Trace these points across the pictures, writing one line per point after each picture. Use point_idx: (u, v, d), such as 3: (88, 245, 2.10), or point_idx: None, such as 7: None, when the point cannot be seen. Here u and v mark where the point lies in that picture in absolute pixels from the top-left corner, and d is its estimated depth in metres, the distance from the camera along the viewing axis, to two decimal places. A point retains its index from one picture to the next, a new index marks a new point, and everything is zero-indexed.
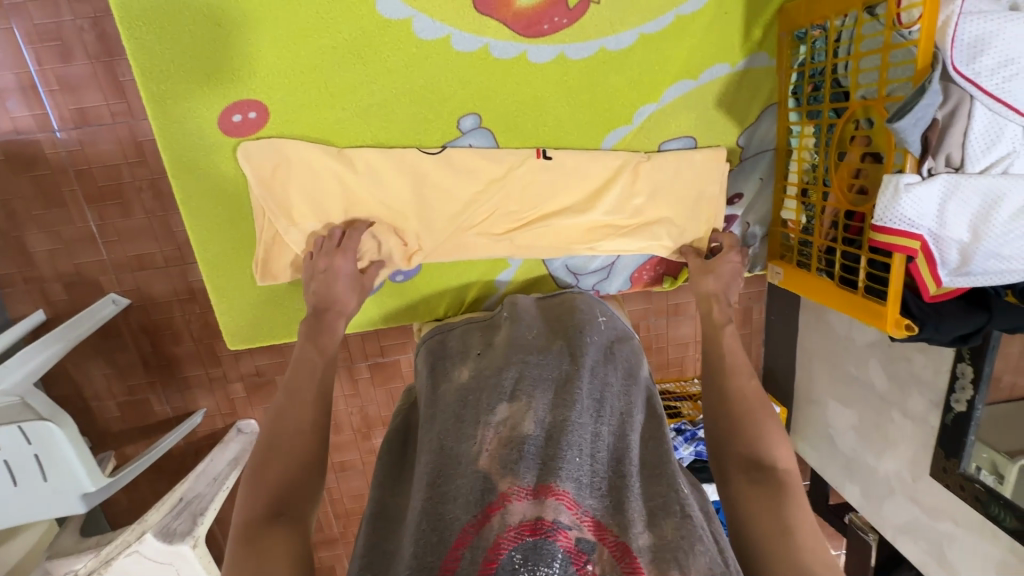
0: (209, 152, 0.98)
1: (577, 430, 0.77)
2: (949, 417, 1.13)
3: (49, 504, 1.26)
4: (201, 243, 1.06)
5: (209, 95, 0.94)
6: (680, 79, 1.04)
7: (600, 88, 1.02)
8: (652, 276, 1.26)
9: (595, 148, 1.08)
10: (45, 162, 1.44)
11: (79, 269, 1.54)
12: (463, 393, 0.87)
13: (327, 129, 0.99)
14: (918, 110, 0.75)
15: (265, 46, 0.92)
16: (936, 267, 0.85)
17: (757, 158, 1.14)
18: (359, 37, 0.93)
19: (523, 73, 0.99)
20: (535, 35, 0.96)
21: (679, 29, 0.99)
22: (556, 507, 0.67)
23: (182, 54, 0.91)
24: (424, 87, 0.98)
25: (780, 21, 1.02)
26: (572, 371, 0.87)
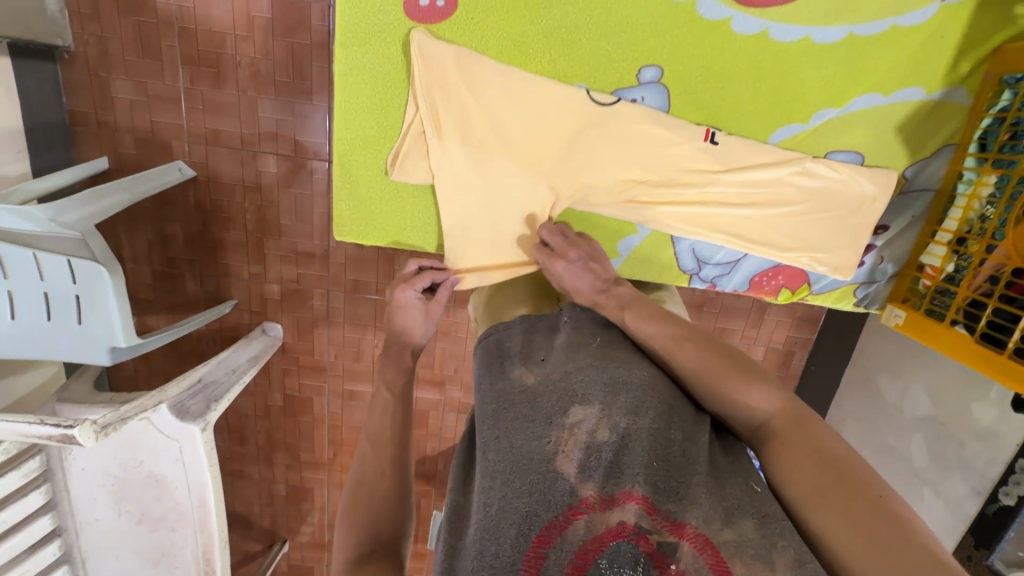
0: (384, 29, 0.95)
1: (649, 434, 0.72)
2: (991, 508, 1.11)
3: (73, 350, 1.21)
4: (342, 120, 1.03)
5: None
6: (871, 92, 1.00)
7: (791, 77, 0.99)
8: (770, 284, 1.21)
9: (755, 140, 1.04)
10: (153, 11, 1.39)
11: (155, 128, 1.50)
12: (530, 394, 0.81)
13: (510, 41, 0.96)
14: None
15: None
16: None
17: (918, 196, 1.10)
18: None
19: (720, 40, 0.96)
20: (746, 3, 0.92)
21: (892, 39, 0.95)
22: (636, 509, 0.66)
23: None
24: (618, 25, 0.95)
25: (990, 64, 0.96)
26: (640, 377, 0.79)
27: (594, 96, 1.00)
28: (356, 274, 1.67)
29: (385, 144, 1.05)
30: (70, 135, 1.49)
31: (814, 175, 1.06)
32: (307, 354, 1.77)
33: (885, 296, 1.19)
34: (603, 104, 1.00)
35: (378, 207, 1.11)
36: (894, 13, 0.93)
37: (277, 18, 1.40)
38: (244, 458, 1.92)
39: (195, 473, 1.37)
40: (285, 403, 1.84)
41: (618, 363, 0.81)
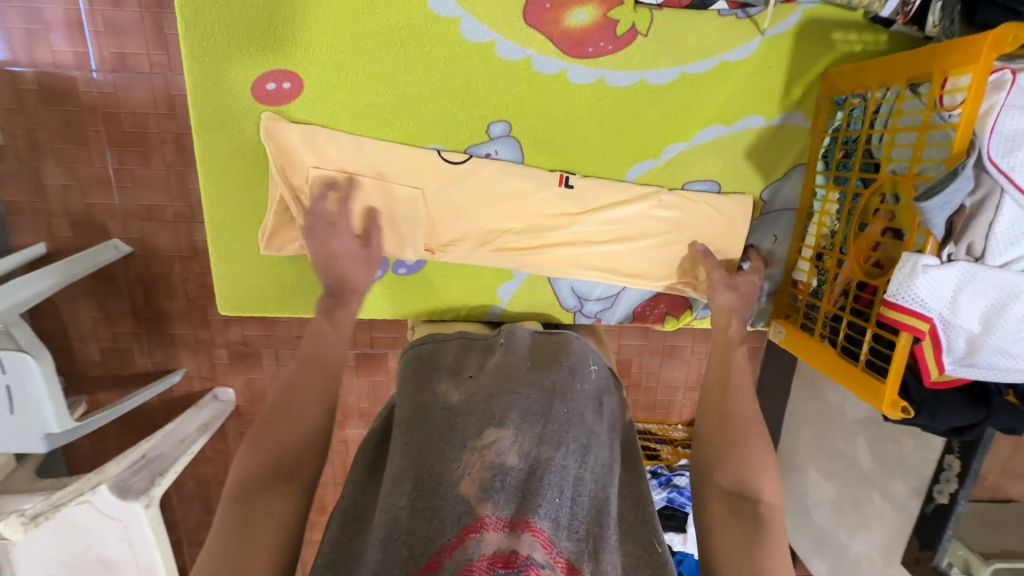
0: (237, 114, 0.95)
1: (560, 470, 0.68)
2: (930, 507, 1.11)
3: (8, 438, 1.22)
4: (213, 199, 1.01)
5: (247, 57, 0.92)
6: (714, 122, 1.00)
7: (635, 119, 0.99)
8: (654, 313, 1.18)
9: (614, 180, 1.04)
10: (76, 99, 1.44)
11: (90, 209, 1.53)
12: (451, 412, 0.74)
13: (358, 113, 0.96)
14: (946, 193, 0.70)
15: (309, 20, 0.90)
16: (942, 353, 0.77)
17: (780, 215, 1.09)
18: (404, 28, 0.91)
19: (558, 91, 0.96)
20: (578, 55, 0.94)
21: (722, 73, 0.96)
22: (533, 543, 0.59)
23: (227, 16, 0.89)
24: (459, 87, 0.96)
25: (821, 85, 0.98)
26: (565, 410, 0.76)
27: (447, 156, 1.00)
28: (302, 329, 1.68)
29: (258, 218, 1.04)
30: (6, 223, 1.52)
31: (671, 207, 1.05)
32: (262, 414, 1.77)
33: (769, 312, 1.13)
34: (454, 162, 1.00)
35: (254, 276, 1.09)
36: (718, 48, 0.94)
37: None
38: (212, 526, 1.89)
39: (143, 551, 1.36)
40: None
41: (545, 391, 0.77)
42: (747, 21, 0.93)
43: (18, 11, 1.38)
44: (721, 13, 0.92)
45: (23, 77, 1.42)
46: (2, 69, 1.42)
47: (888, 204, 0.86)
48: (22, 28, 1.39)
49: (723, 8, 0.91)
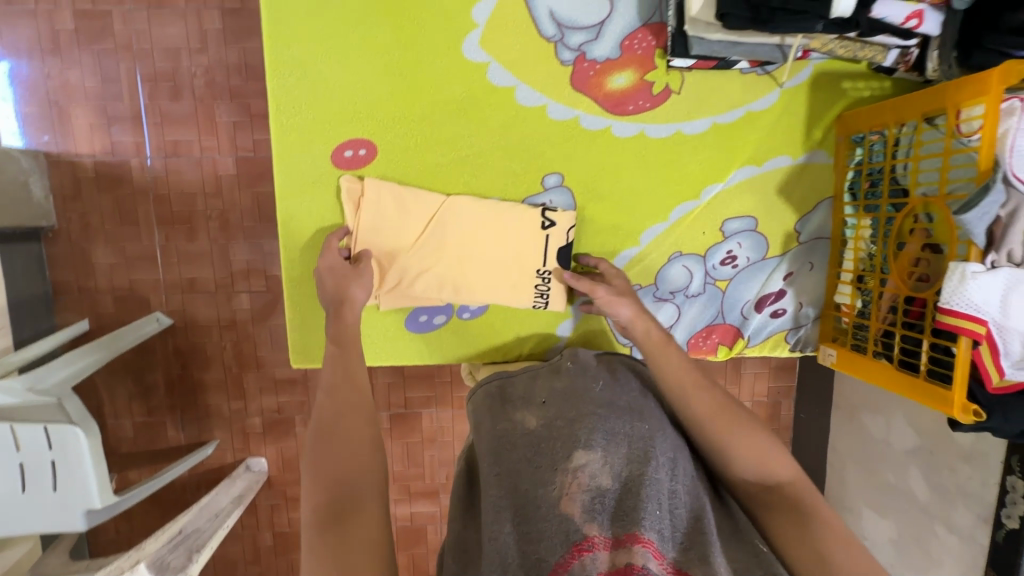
0: (314, 185, 0.91)
1: (656, 481, 0.70)
2: (1001, 534, 1.07)
3: (51, 516, 1.20)
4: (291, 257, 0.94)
5: (327, 127, 0.88)
6: (746, 164, 0.97)
7: (675, 166, 0.95)
8: (707, 343, 1.06)
9: (660, 224, 0.99)
10: (130, 184, 1.55)
11: (134, 285, 1.60)
12: (533, 440, 0.77)
13: (425, 178, 0.92)
14: (983, 206, 0.72)
15: (377, 93, 0.88)
16: (1003, 354, 0.75)
17: (815, 245, 1.03)
18: (466, 96, 0.89)
19: (605, 148, 0.93)
20: (621, 113, 0.91)
21: (748, 122, 0.95)
22: (644, 552, 0.60)
23: (310, 96, 0.87)
24: (511, 146, 0.92)
25: (838, 127, 0.97)
26: (647, 428, 0.78)
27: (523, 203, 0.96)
28: None
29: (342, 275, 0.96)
30: (53, 303, 1.58)
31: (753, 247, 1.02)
32: (293, 484, 1.74)
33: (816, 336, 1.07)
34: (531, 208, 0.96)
35: (316, 326, 0.97)
36: (745, 99, 0.93)
37: (242, 173, 1.56)
38: None
39: None
40: (275, 541, 1.75)
41: (622, 411, 0.80)
42: (768, 76, 0.92)
43: (83, 109, 1.50)
44: (742, 71, 0.91)
45: (82, 166, 1.53)
46: (64, 160, 1.53)
47: (923, 222, 0.85)
48: (85, 123, 1.51)
49: (744, 66, 0.90)
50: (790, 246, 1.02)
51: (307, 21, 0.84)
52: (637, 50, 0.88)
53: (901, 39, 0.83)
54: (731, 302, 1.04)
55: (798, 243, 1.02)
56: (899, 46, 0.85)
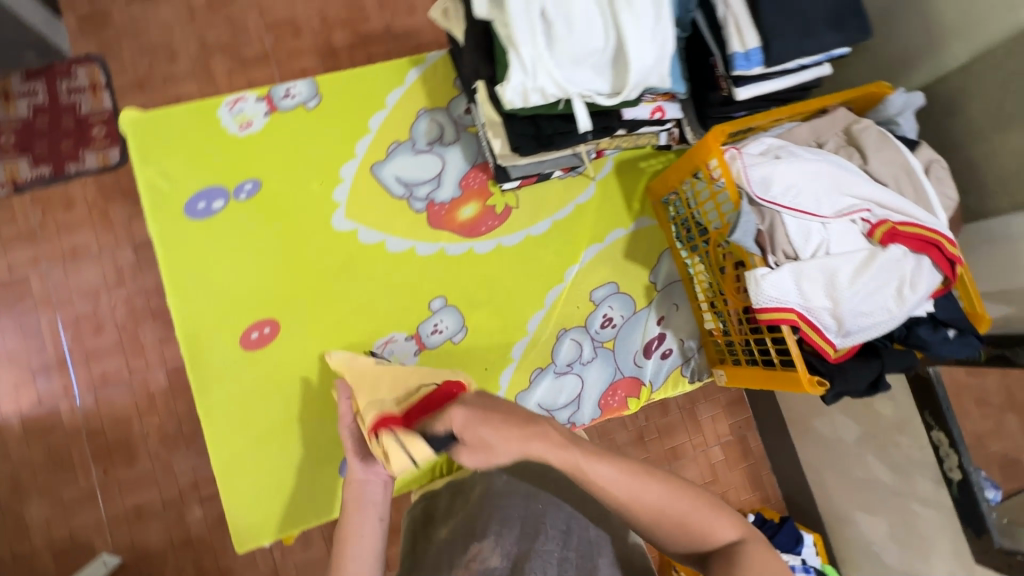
0: (231, 373, 0.89)
1: (545, 554, 0.68)
2: (956, 490, 1.01)
3: None
4: (218, 443, 0.87)
5: (225, 319, 0.90)
6: (591, 243, 1.01)
7: (537, 264, 0.99)
8: (615, 401, 1.00)
9: (537, 311, 0.99)
10: (60, 426, 1.43)
11: (74, 533, 1.41)
12: (439, 547, 0.74)
13: (334, 336, 0.92)
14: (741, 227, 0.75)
15: (269, 275, 0.91)
16: (824, 331, 0.77)
17: (673, 291, 1.02)
18: (351, 255, 0.94)
19: (472, 268, 0.97)
20: (474, 234, 0.98)
21: (579, 213, 1.02)
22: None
23: (216, 296, 0.90)
24: (397, 289, 0.95)
25: (649, 195, 1.03)
26: (543, 504, 0.76)
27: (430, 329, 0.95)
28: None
29: (292, 431, 0.90)
30: None
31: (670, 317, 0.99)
32: None
33: (706, 363, 1.01)
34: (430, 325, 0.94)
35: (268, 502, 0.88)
36: (569, 195, 1.02)
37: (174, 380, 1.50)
38: None
39: None
40: None
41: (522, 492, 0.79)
42: (579, 175, 1.01)
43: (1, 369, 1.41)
44: (560, 177, 1.00)
45: (6, 425, 1.41)
46: None
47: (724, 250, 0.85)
48: (8, 383, 1.42)
49: (559, 174, 0.99)
50: (652, 297, 1.02)
51: (189, 236, 0.90)
52: (474, 185, 0.99)
53: (659, 126, 0.95)
54: (627, 357, 1.00)
55: (657, 292, 1.02)
56: (664, 129, 0.96)
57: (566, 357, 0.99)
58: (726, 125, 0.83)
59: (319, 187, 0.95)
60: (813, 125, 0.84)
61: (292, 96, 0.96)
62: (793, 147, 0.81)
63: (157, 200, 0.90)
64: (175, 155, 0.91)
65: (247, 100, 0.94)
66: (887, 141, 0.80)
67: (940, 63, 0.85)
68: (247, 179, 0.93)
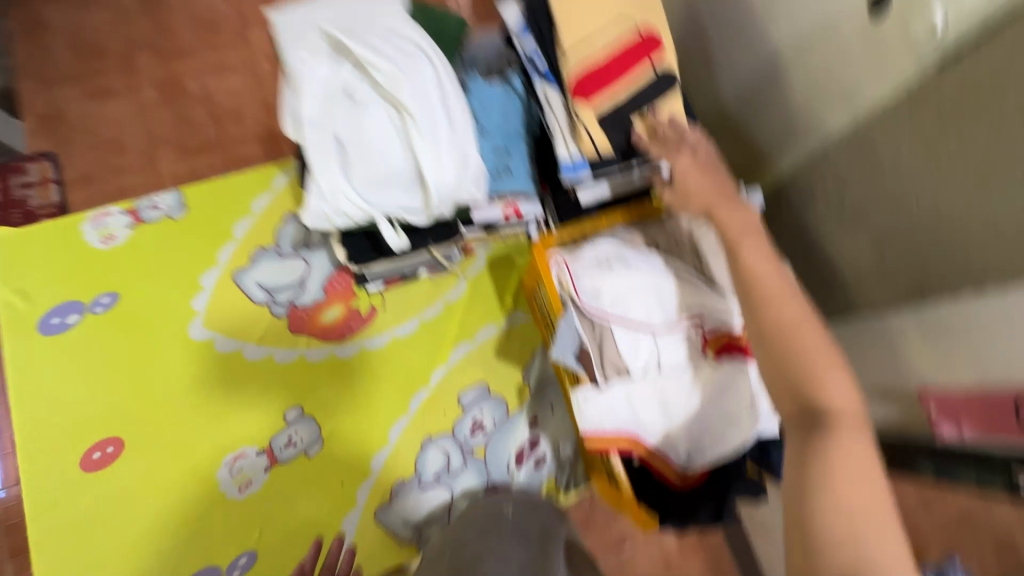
0: (69, 494, 0.86)
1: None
2: None
3: None
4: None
5: (71, 439, 0.88)
6: (459, 342, 0.98)
7: (401, 365, 0.96)
8: None
9: (401, 418, 0.94)
10: None
11: None
12: None
13: (179, 452, 0.89)
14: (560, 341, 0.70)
15: (118, 389, 0.90)
16: (660, 453, 0.72)
17: (546, 391, 0.97)
18: (205, 366, 0.92)
19: (331, 375, 0.94)
20: (336, 338, 0.96)
21: (450, 312, 0.99)
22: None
23: (61, 414, 0.88)
24: (253, 397, 0.92)
25: (523, 291, 1.00)
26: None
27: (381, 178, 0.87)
28: None
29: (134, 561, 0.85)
30: None
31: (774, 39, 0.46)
32: None
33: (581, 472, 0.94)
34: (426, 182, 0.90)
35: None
36: (438, 294, 0.99)
37: None
38: None
39: None
40: None
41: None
42: (449, 273, 0.99)
43: None
44: (428, 276, 0.98)
45: None
46: None
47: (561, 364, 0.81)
48: None
49: (425, 273, 0.97)
50: (524, 399, 0.97)
51: (42, 353, 0.90)
52: (339, 287, 0.98)
53: (522, 223, 0.94)
54: (499, 464, 0.95)
55: (531, 393, 0.97)
56: (529, 225, 0.95)
57: (433, 467, 0.93)
58: None
59: (177, 296, 0.94)
60: (656, 225, 0.81)
61: (157, 208, 0.97)
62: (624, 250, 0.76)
63: (10, 320, 0.90)
64: (35, 273, 0.93)
65: (111, 214, 0.96)
66: None
67: (794, 155, 0.82)
68: (104, 292, 0.93)
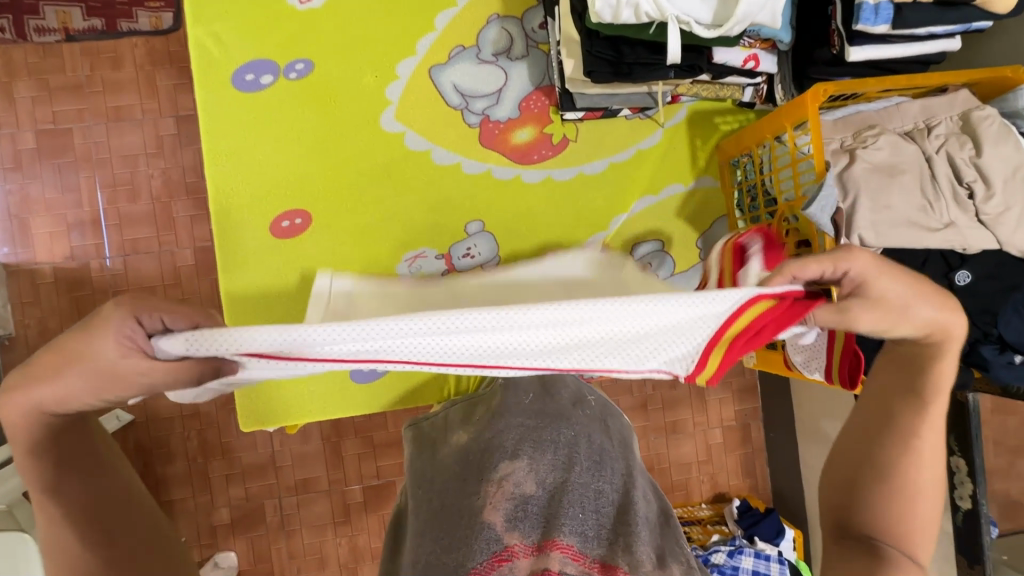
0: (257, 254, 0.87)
1: (578, 487, 0.57)
2: (960, 517, 1.00)
3: None
4: (237, 326, 0.87)
5: (262, 202, 0.87)
6: (644, 194, 0.95)
7: (584, 203, 0.94)
8: None
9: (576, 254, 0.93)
10: (89, 284, 1.28)
11: None
12: (463, 454, 0.63)
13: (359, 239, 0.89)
14: (820, 199, 0.67)
15: (311, 164, 0.88)
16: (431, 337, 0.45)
17: None
18: (393, 160, 0.90)
19: (516, 196, 0.92)
20: (527, 163, 0.93)
21: (640, 161, 0.95)
22: (562, 557, 0.50)
23: (252, 176, 0.87)
24: (435, 202, 0.91)
25: (718, 155, 0.95)
26: (573, 432, 0.63)
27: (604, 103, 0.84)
28: (304, 471, 1.32)
29: None
30: None
31: None
32: None
33: None
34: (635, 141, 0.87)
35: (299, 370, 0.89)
36: (631, 140, 0.94)
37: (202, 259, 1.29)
38: None
39: None
40: None
41: (544, 417, 0.65)
42: (649, 119, 0.94)
43: (41, 218, 1.27)
44: (627, 117, 0.93)
45: (39, 271, 1.27)
46: (20, 271, 1.27)
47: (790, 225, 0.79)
48: (44, 231, 1.27)
49: (627, 113, 0.92)
50: (696, 261, 0.97)
51: (236, 110, 0.86)
52: (534, 108, 0.93)
53: (748, 78, 0.85)
54: None
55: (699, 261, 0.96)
56: (753, 83, 0.87)
57: None
58: (830, 84, 0.72)
59: (373, 81, 0.89)
60: (926, 103, 0.75)
61: None
62: (894, 137, 0.73)
63: (206, 65, 0.85)
64: (230, 20, 0.86)
65: None
66: (1008, 135, 0.71)
67: None
68: (298, 59, 0.88)
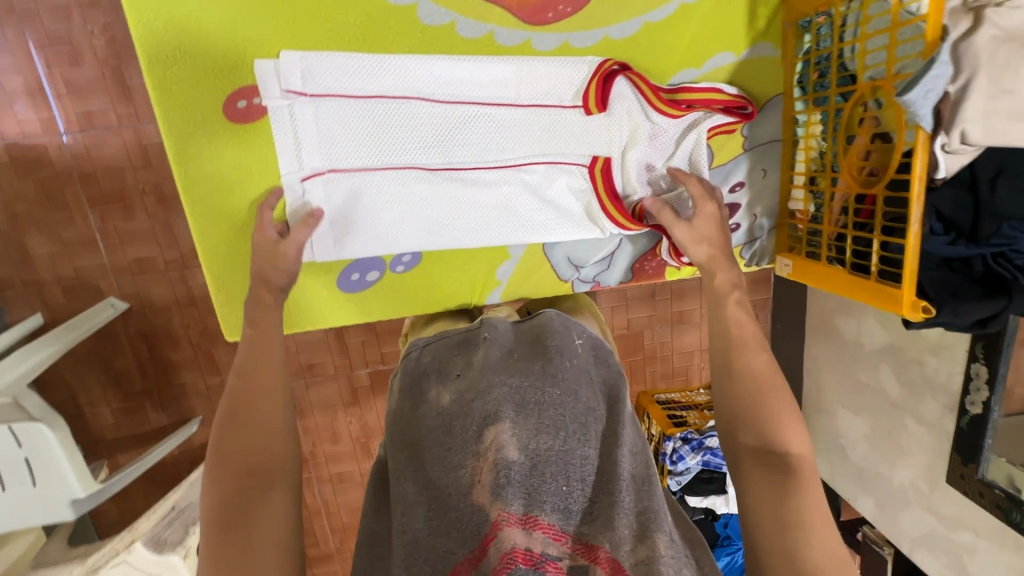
0: (216, 144, 0.73)
1: (564, 454, 0.51)
2: (965, 420, 0.98)
3: (26, 512, 0.97)
4: (200, 226, 0.77)
5: (210, 75, 0.70)
6: (684, 67, 0.77)
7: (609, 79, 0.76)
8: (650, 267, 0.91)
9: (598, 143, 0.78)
10: (50, 165, 1.12)
11: (80, 274, 1.18)
12: (444, 416, 0.56)
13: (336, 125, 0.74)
14: (926, 82, 0.51)
15: (265, 23, 0.69)
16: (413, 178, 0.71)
17: (767, 150, 0.82)
18: (369, 18, 0.70)
19: (526, 69, 0.74)
20: (539, 25, 0.72)
21: (688, 19, 0.74)
22: (545, 537, 0.45)
23: (190, 38, 0.68)
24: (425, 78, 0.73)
25: (784, 11, 0.75)
26: (559, 392, 0.56)
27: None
28: (311, 356, 1.30)
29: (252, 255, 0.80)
30: None
31: None
32: None
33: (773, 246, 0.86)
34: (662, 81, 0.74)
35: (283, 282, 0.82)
36: None
37: None
38: None
39: None
40: None
41: (531, 372, 0.58)
42: None
43: None
44: None
45: None
46: None
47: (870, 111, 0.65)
48: None
49: None
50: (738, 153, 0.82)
51: None
52: None
53: None
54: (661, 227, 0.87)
55: (743, 151, 0.82)
56: None
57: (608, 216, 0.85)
58: None
59: None
60: None
61: None
62: None
63: None
64: None
65: None
66: None
67: None
68: None
